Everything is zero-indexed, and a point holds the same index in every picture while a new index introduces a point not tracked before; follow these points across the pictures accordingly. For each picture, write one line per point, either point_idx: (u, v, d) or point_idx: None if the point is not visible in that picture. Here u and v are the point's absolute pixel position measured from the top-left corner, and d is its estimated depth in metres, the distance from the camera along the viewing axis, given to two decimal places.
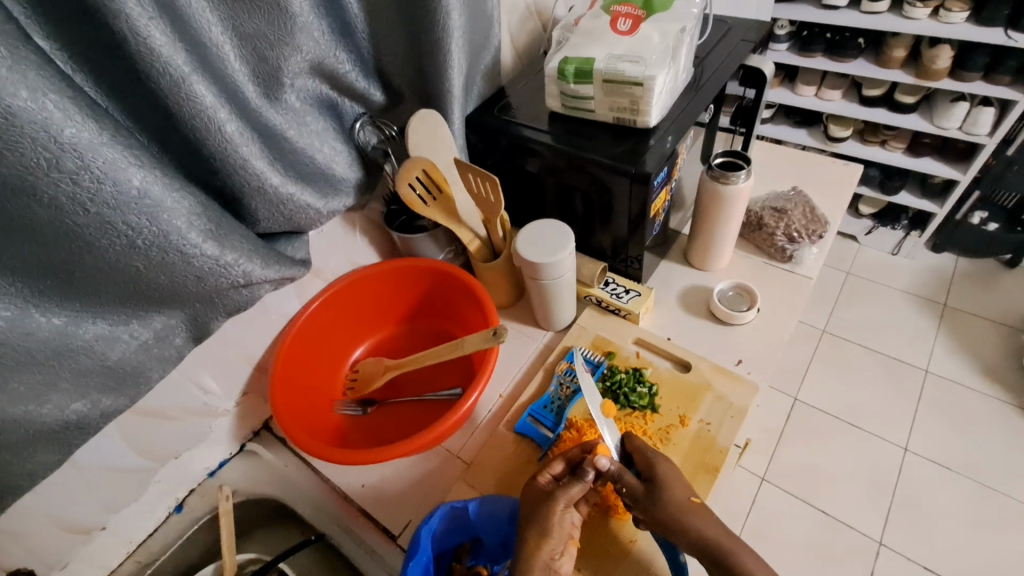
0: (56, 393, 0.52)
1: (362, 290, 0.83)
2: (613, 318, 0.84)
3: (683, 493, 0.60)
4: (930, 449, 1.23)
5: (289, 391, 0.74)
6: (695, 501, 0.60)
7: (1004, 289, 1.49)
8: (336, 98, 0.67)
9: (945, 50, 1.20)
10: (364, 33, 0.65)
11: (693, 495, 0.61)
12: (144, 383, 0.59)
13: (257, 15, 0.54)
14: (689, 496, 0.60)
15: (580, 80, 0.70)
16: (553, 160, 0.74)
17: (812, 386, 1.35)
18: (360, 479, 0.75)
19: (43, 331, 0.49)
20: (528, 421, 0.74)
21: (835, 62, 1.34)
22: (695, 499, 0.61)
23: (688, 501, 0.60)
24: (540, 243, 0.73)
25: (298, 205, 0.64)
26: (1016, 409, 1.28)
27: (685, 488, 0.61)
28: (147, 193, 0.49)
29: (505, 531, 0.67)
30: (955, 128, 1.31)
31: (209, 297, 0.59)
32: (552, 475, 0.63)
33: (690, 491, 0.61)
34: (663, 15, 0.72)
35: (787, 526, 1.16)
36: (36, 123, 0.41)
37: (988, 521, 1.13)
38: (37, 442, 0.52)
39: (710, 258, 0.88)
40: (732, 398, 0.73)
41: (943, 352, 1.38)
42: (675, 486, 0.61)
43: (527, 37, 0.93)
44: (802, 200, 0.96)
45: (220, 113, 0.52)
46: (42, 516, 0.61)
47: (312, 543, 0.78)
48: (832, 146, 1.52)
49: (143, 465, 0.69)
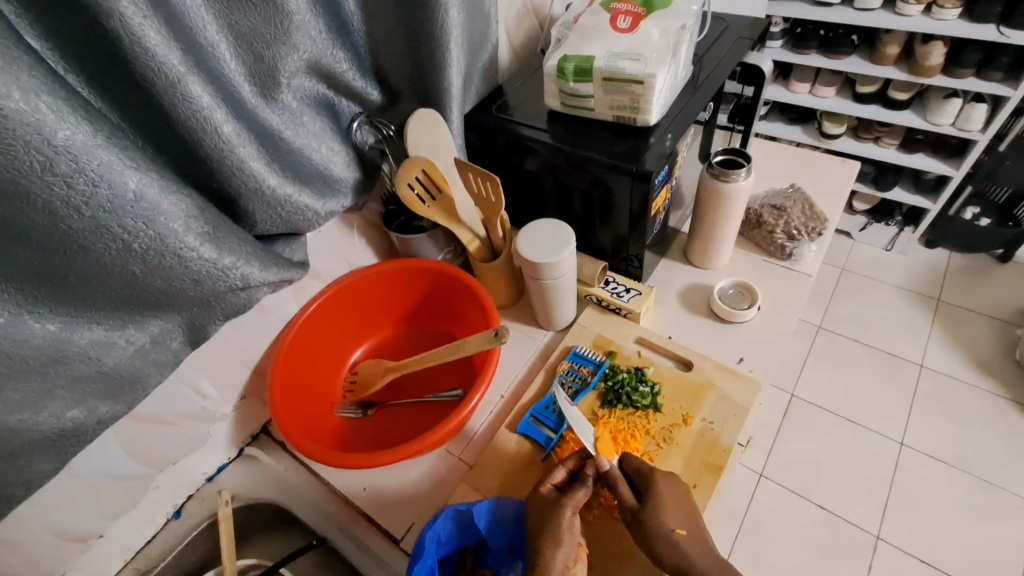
0: (52, 401, 0.51)
1: (361, 291, 0.82)
2: (614, 317, 0.84)
3: (668, 525, 0.57)
4: (926, 443, 1.24)
5: (289, 394, 0.73)
6: (682, 534, 0.57)
7: (995, 284, 1.50)
8: (332, 98, 0.67)
9: (938, 47, 1.21)
10: (362, 31, 0.65)
11: (682, 525, 0.58)
12: (141, 390, 0.58)
13: (253, 14, 0.53)
14: (673, 529, 0.57)
15: (579, 78, 0.69)
16: (553, 159, 0.74)
17: (809, 382, 1.36)
18: (361, 483, 0.74)
19: (38, 337, 0.48)
20: (530, 422, 0.74)
21: (829, 59, 1.35)
22: (683, 531, 0.57)
23: (674, 535, 0.57)
24: (541, 244, 0.72)
25: (296, 206, 0.63)
26: (1011, 402, 1.29)
27: (673, 518, 0.58)
28: (143, 196, 0.48)
29: (510, 535, 0.65)
30: (948, 124, 1.32)
31: (206, 301, 0.58)
32: (554, 483, 0.63)
33: (678, 522, 0.58)
34: (663, 12, 0.71)
35: (784, 521, 1.16)
36: (28, 125, 0.40)
37: (982, 513, 1.14)
38: (34, 451, 0.51)
39: (710, 255, 0.88)
40: (734, 398, 0.73)
41: (938, 347, 1.39)
42: (662, 515, 0.58)
43: (525, 34, 0.92)
44: (800, 197, 0.96)
45: (217, 114, 0.51)
46: (37, 524, 0.59)
47: (314, 548, 0.77)
48: (826, 143, 1.53)
49: (141, 471, 0.68)
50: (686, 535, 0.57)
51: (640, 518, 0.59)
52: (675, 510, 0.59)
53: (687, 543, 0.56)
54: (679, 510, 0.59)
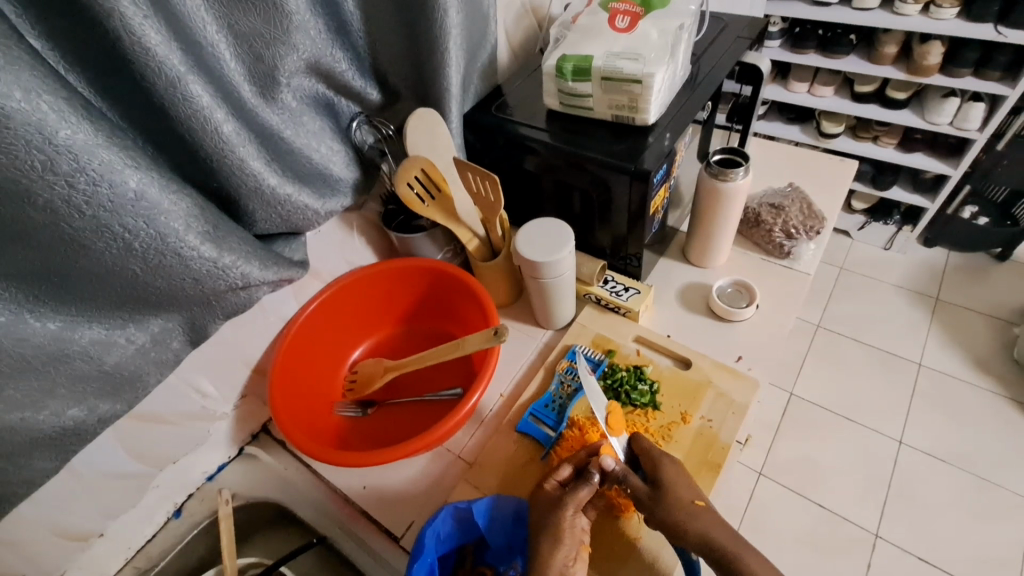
0: (53, 399, 0.51)
1: (361, 290, 0.82)
2: (613, 316, 0.84)
3: (685, 495, 0.59)
4: (925, 441, 1.24)
5: (289, 393, 0.73)
6: (699, 505, 0.59)
7: (994, 283, 1.51)
8: (331, 98, 0.67)
9: (936, 46, 1.21)
10: (361, 31, 0.65)
11: (698, 497, 0.60)
12: (141, 388, 0.58)
13: (253, 14, 0.53)
14: (692, 499, 0.59)
15: (577, 78, 0.69)
16: (552, 158, 0.74)
17: (808, 380, 1.37)
18: (361, 481, 0.74)
19: (38, 337, 0.49)
20: (529, 420, 0.74)
21: (827, 59, 1.35)
22: (700, 502, 0.59)
23: (691, 505, 0.59)
24: (540, 243, 0.72)
25: (295, 205, 0.63)
26: (1009, 401, 1.29)
27: (689, 490, 0.60)
28: (144, 196, 0.48)
29: (510, 533, 0.66)
30: (946, 123, 1.32)
31: (206, 300, 0.58)
32: (558, 481, 0.63)
33: (694, 494, 0.60)
34: (661, 12, 0.71)
35: (783, 519, 1.17)
36: (29, 124, 0.40)
37: (980, 512, 1.15)
38: (34, 450, 0.52)
39: (708, 254, 0.88)
40: (733, 395, 0.74)
41: (937, 347, 1.40)
42: (679, 487, 0.60)
43: (523, 34, 0.93)
44: (799, 196, 0.96)
45: (217, 114, 0.52)
46: (38, 523, 0.59)
47: (313, 546, 0.78)
48: (825, 142, 1.53)
49: (141, 470, 0.68)
50: (704, 505, 0.59)
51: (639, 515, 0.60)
52: (691, 485, 0.61)
53: (704, 511, 0.58)
54: (693, 485, 0.61)
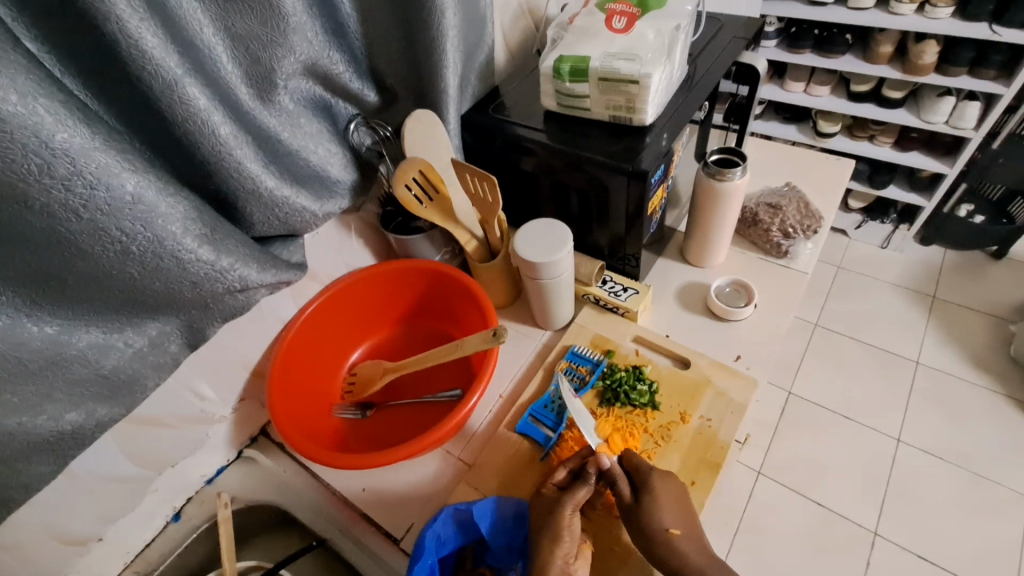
0: (50, 404, 0.51)
1: (359, 292, 0.82)
2: (612, 317, 0.84)
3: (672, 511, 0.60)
4: (923, 439, 1.24)
5: (288, 397, 0.73)
6: (676, 533, 0.59)
7: (991, 281, 1.51)
8: (329, 99, 0.67)
9: (931, 45, 1.22)
10: (358, 33, 0.65)
11: (673, 525, 0.59)
12: (139, 392, 0.58)
13: (251, 15, 0.53)
14: (666, 528, 0.59)
15: (575, 79, 0.69)
16: (549, 159, 0.74)
17: (806, 379, 1.37)
18: (361, 483, 0.74)
19: (36, 340, 0.49)
20: (528, 421, 0.74)
21: (824, 58, 1.36)
22: (675, 530, 0.59)
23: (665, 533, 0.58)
24: (538, 243, 0.72)
25: (293, 208, 0.63)
26: (1006, 398, 1.30)
27: (667, 517, 0.60)
28: (141, 199, 0.48)
29: (513, 541, 0.65)
30: (942, 122, 1.32)
31: (204, 302, 0.58)
32: (555, 484, 0.64)
33: (671, 522, 0.59)
34: (658, 12, 0.71)
35: (782, 518, 1.17)
36: (26, 128, 0.40)
37: (978, 509, 1.15)
38: (31, 454, 0.51)
39: (706, 254, 0.89)
40: (732, 395, 0.74)
41: (934, 344, 1.40)
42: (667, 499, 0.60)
43: (520, 36, 0.93)
44: (796, 195, 0.96)
45: (214, 116, 0.52)
46: (36, 527, 0.59)
47: (313, 548, 0.77)
48: (821, 142, 1.54)
49: (140, 474, 0.68)
50: (680, 534, 0.59)
51: (638, 516, 0.60)
52: (675, 507, 0.60)
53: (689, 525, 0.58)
54: (678, 498, 0.61)
